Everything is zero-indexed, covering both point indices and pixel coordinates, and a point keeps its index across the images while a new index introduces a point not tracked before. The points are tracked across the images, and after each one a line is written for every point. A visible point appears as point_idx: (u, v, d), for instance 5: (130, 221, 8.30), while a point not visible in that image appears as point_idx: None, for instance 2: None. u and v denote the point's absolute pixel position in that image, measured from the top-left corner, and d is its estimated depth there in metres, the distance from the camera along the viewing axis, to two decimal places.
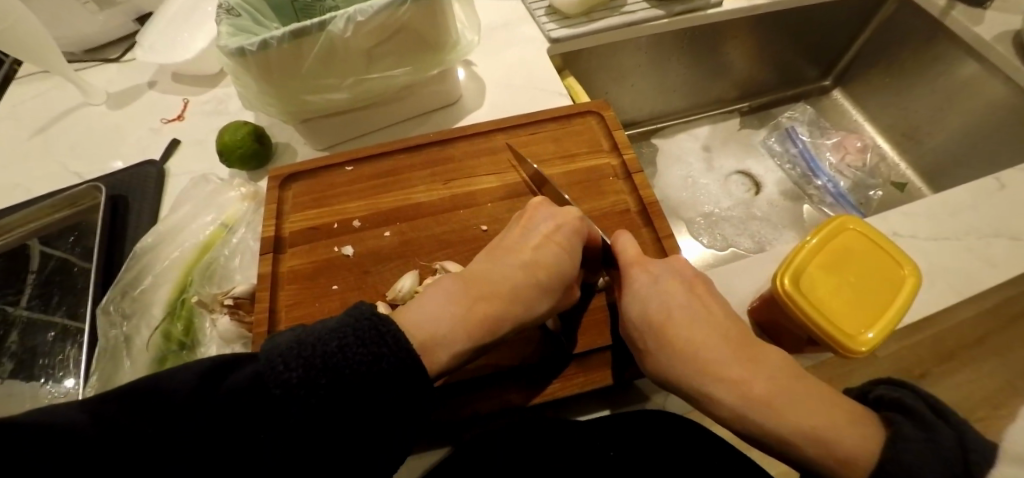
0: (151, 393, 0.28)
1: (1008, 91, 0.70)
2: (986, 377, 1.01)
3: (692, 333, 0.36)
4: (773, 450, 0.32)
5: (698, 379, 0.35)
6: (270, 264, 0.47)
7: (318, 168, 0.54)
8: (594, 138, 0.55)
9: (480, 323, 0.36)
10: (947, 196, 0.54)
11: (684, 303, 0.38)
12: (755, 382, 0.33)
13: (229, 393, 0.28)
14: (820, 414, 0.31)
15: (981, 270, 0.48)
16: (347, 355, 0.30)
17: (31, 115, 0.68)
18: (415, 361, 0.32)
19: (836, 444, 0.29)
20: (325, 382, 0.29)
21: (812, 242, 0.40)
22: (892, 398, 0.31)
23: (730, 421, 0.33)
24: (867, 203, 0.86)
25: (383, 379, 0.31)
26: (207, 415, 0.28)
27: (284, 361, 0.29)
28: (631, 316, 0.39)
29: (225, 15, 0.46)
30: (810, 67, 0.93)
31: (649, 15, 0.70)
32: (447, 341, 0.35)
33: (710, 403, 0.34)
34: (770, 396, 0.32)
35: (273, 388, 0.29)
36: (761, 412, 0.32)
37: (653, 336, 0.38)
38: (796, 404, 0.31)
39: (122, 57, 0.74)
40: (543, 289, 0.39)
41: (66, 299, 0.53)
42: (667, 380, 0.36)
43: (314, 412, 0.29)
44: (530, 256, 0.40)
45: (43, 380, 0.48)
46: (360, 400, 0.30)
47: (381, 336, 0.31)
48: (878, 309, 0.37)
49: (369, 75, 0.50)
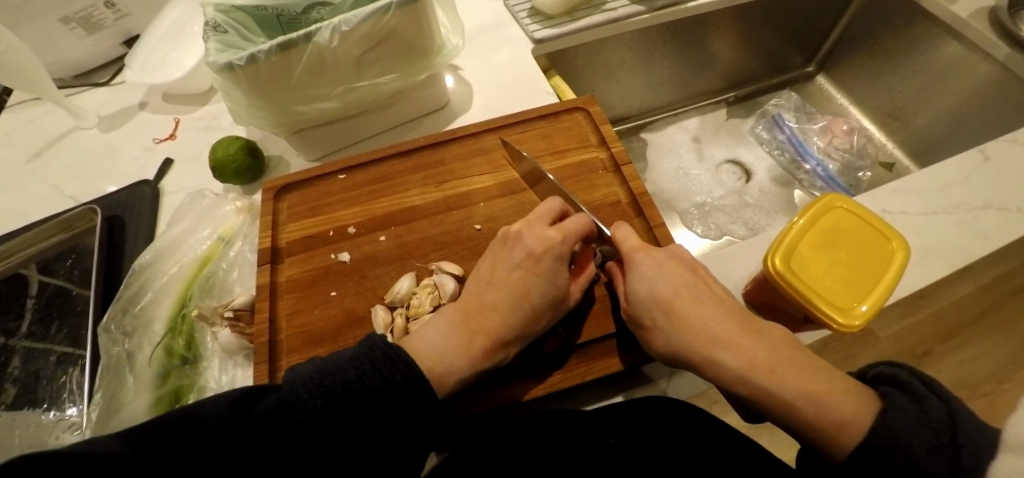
0: (192, 421, 0.29)
1: (988, 67, 0.71)
2: (988, 351, 1.02)
3: (700, 313, 0.37)
4: (771, 416, 0.33)
5: (703, 353, 0.35)
6: (269, 274, 0.48)
7: (312, 178, 0.54)
8: (583, 133, 0.56)
9: (483, 353, 0.38)
10: (936, 171, 0.54)
11: (687, 282, 0.39)
12: (759, 350, 0.34)
13: (259, 418, 0.31)
14: (817, 381, 0.31)
15: (969, 241, 0.49)
16: (369, 388, 0.33)
17: (22, 142, 0.69)
18: (429, 387, 0.35)
19: (829, 409, 0.30)
20: (347, 407, 0.32)
21: (801, 223, 0.41)
22: (888, 374, 0.31)
23: (730, 386, 0.34)
24: (857, 185, 0.86)
25: (401, 399, 0.34)
26: (242, 445, 0.30)
27: (311, 387, 0.32)
28: (637, 296, 0.40)
29: (213, 32, 0.47)
30: (794, 54, 0.95)
31: (631, 11, 0.72)
32: (454, 369, 0.37)
33: (716, 370, 0.35)
34: (772, 363, 0.33)
35: (301, 414, 0.31)
36: (764, 379, 0.32)
37: (663, 313, 0.38)
38: (793, 372, 0.32)
39: (112, 80, 0.75)
40: (540, 312, 0.40)
41: (67, 322, 0.53)
42: (673, 354, 0.37)
43: (336, 436, 0.32)
44: (529, 299, 0.40)
45: (47, 403, 0.48)
46: (383, 422, 0.34)
47: (394, 363, 0.35)
48: (869, 284, 0.37)
49: (359, 83, 0.51)
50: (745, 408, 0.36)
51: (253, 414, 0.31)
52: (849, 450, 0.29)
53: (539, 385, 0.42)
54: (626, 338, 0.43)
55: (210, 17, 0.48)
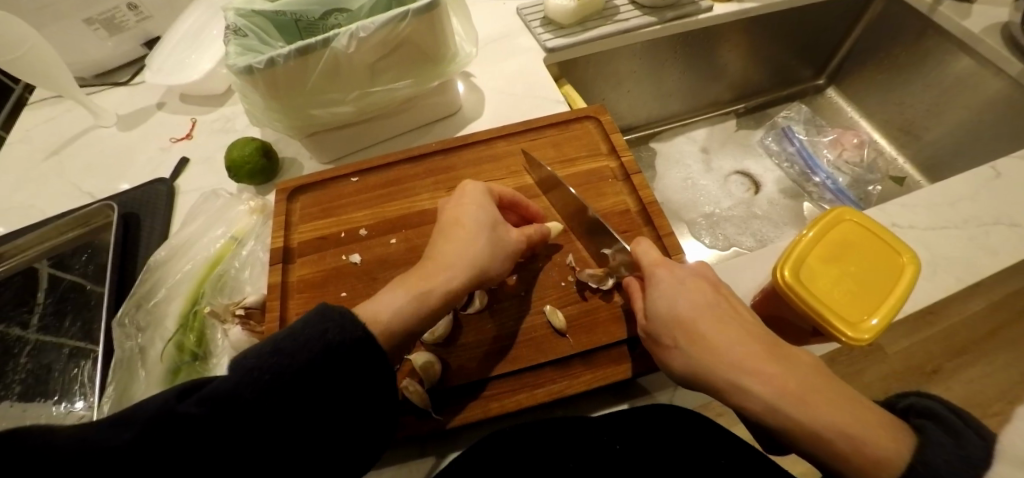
0: (130, 421, 0.26)
1: (1001, 82, 0.71)
2: (1000, 369, 1.00)
3: (722, 334, 0.36)
4: (799, 447, 0.32)
5: (729, 377, 0.34)
6: (280, 274, 0.48)
7: (325, 180, 0.55)
8: (593, 142, 0.57)
9: (418, 281, 0.38)
10: (947, 185, 0.54)
11: (709, 302, 0.38)
12: (789, 379, 0.33)
13: (201, 400, 0.28)
14: (851, 414, 0.31)
15: (980, 257, 0.49)
16: (302, 349, 0.31)
17: (42, 139, 0.70)
18: (364, 333, 0.34)
19: (865, 444, 0.29)
20: (281, 367, 0.31)
21: (810, 235, 0.41)
22: (922, 406, 0.31)
23: (757, 415, 0.33)
24: (867, 198, 0.86)
25: (339, 352, 0.32)
26: (180, 425, 0.27)
27: (245, 359, 0.30)
28: (658, 314, 0.39)
29: (233, 36, 0.48)
30: (804, 67, 0.95)
31: (642, 22, 0.73)
32: (390, 303, 0.37)
33: (742, 397, 0.34)
34: (802, 392, 0.32)
35: (235, 381, 0.29)
36: (793, 409, 0.31)
37: (684, 333, 0.37)
38: (825, 402, 0.31)
39: (131, 80, 0.77)
40: (474, 235, 0.41)
41: (80, 316, 0.54)
42: (695, 377, 0.36)
43: (279, 397, 0.30)
44: (466, 228, 0.42)
45: (57, 397, 0.49)
46: (330, 378, 0.32)
47: (329, 319, 0.33)
48: (879, 297, 0.37)
49: (373, 89, 0.52)
50: (768, 435, 0.35)
51: (192, 396, 0.28)
52: None
53: (545, 392, 0.42)
54: (634, 345, 0.43)
55: (231, 22, 0.49)
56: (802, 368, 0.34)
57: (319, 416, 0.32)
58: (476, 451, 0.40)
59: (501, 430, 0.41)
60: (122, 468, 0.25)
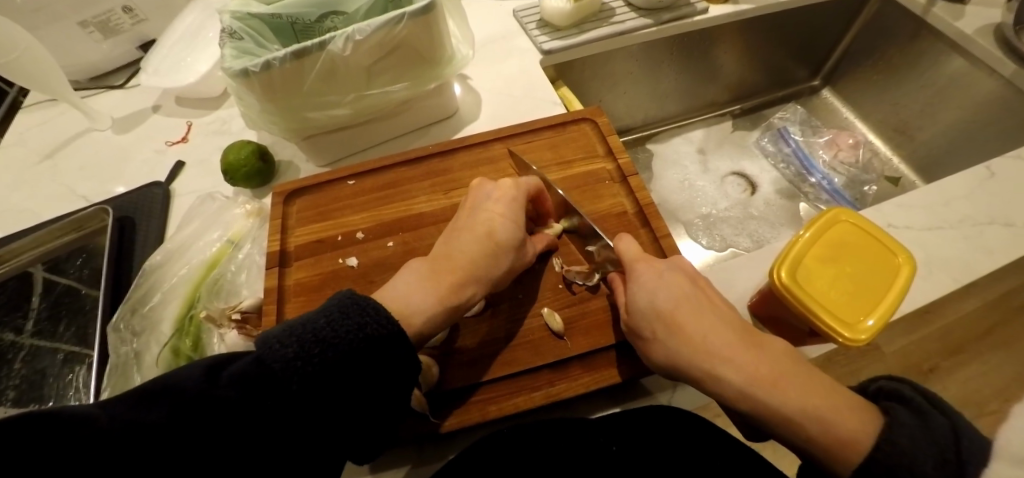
0: (164, 388, 0.27)
1: (995, 83, 0.72)
2: (996, 368, 1.01)
3: (701, 325, 0.36)
4: (769, 430, 0.32)
5: (704, 364, 0.34)
6: (277, 278, 0.48)
7: (321, 183, 0.55)
8: (590, 144, 0.57)
9: (450, 290, 0.39)
10: (942, 186, 0.55)
11: (688, 295, 0.38)
12: (761, 365, 0.33)
13: (232, 379, 0.28)
14: (821, 398, 0.31)
15: (976, 257, 0.49)
16: (343, 336, 0.32)
17: (36, 142, 0.70)
18: (398, 328, 0.34)
19: (833, 425, 0.30)
20: (319, 353, 0.30)
21: (806, 236, 0.41)
22: (891, 389, 0.32)
23: (733, 401, 0.33)
24: (862, 199, 0.86)
25: (377, 341, 0.33)
26: (213, 405, 0.27)
27: (288, 343, 0.30)
28: (637, 308, 0.39)
29: (229, 39, 0.48)
30: (799, 68, 0.95)
31: (638, 24, 0.73)
32: (421, 307, 0.38)
33: (715, 384, 0.34)
34: (774, 377, 0.32)
35: (272, 363, 0.29)
36: (764, 393, 0.32)
37: (662, 324, 0.37)
38: (797, 386, 0.32)
39: (126, 83, 0.76)
40: (501, 253, 0.42)
41: (75, 321, 0.54)
42: (672, 366, 0.36)
43: (318, 385, 0.30)
44: (494, 242, 0.42)
45: (52, 402, 0.49)
46: (366, 367, 0.32)
47: (363, 308, 0.33)
48: (876, 296, 0.38)
49: (369, 91, 0.52)
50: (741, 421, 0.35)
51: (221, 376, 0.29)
52: (853, 466, 0.29)
53: (542, 394, 0.42)
54: (629, 349, 0.43)
55: (226, 24, 0.49)
56: (776, 356, 0.34)
57: (354, 404, 0.31)
58: (474, 453, 0.39)
59: (498, 431, 0.41)
60: (148, 447, 0.25)
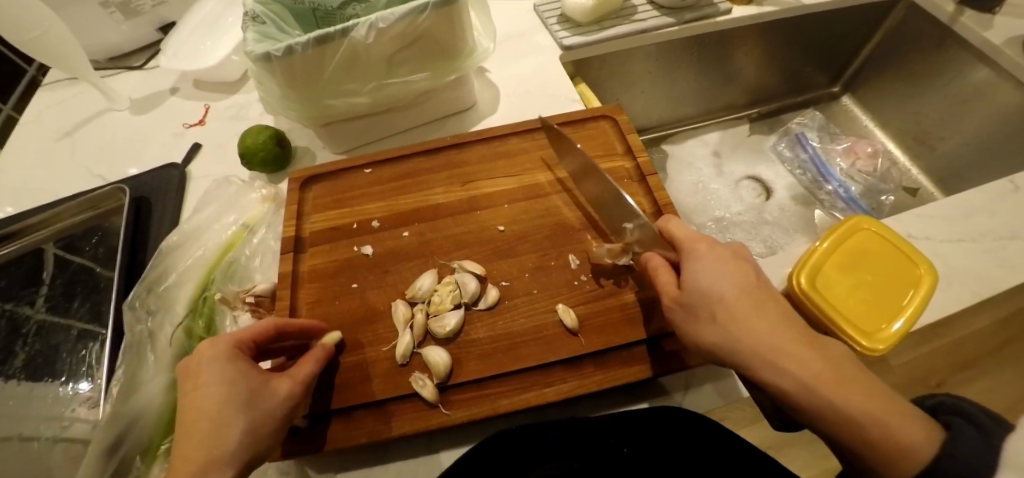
0: None
1: (1019, 94, 0.70)
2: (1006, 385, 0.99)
3: (764, 319, 0.33)
4: (821, 427, 0.31)
5: (766, 356, 0.32)
6: (290, 263, 0.48)
7: (338, 170, 0.55)
8: (609, 143, 0.56)
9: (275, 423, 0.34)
10: (961, 198, 0.54)
11: (753, 283, 0.35)
12: (821, 363, 0.31)
13: None
14: (879, 401, 0.30)
15: (999, 271, 0.48)
16: None
17: (55, 121, 0.70)
18: None
19: (894, 431, 0.28)
20: None
21: (824, 246, 0.40)
22: (951, 404, 0.30)
23: (788, 396, 0.31)
24: (879, 208, 0.84)
25: None
26: None
27: None
28: (696, 291, 0.36)
29: (252, 22, 0.48)
30: (819, 73, 0.94)
31: (660, 22, 0.72)
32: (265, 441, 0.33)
33: (774, 377, 0.31)
34: (837, 377, 0.30)
35: None
36: (830, 393, 0.30)
37: (726, 310, 0.34)
38: (857, 388, 0.30)
39: (145, 64, 0.77)
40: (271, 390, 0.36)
41: (89, 297, 0.55)
42: (725, 356, 0.34)
43: None
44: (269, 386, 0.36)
45: (65, 377, 0.49)
46: None
47: None
48: (895, 306, 0.37)
49: (389, 80, 0.52)
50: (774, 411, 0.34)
51: None
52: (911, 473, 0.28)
53: (554, 391, 0.42)
54: (643, 347, 0.43)
55: (249, 8, 0.49)
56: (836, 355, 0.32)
57: None
58: (485, 450, 0.39)
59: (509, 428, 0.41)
60: None
